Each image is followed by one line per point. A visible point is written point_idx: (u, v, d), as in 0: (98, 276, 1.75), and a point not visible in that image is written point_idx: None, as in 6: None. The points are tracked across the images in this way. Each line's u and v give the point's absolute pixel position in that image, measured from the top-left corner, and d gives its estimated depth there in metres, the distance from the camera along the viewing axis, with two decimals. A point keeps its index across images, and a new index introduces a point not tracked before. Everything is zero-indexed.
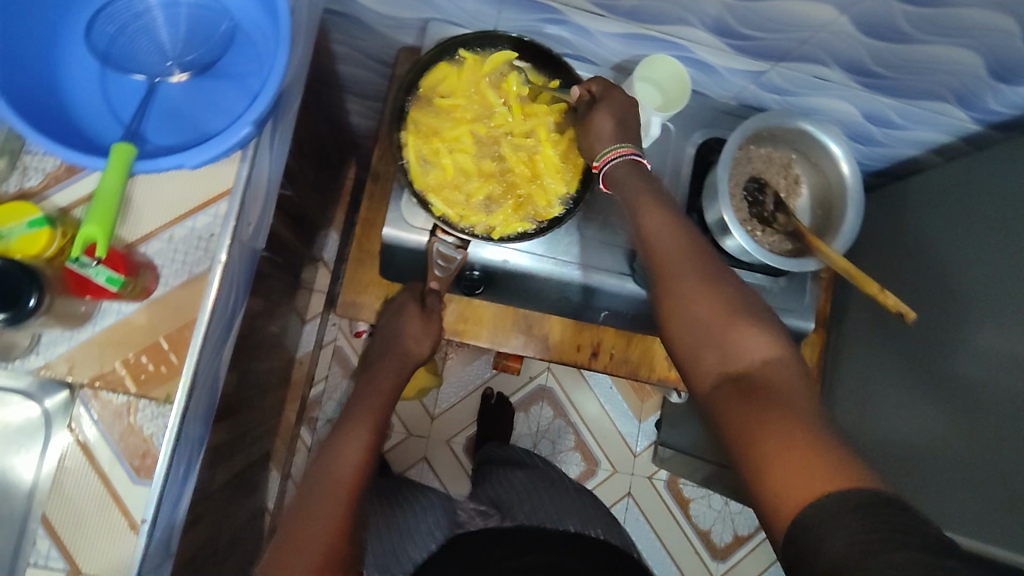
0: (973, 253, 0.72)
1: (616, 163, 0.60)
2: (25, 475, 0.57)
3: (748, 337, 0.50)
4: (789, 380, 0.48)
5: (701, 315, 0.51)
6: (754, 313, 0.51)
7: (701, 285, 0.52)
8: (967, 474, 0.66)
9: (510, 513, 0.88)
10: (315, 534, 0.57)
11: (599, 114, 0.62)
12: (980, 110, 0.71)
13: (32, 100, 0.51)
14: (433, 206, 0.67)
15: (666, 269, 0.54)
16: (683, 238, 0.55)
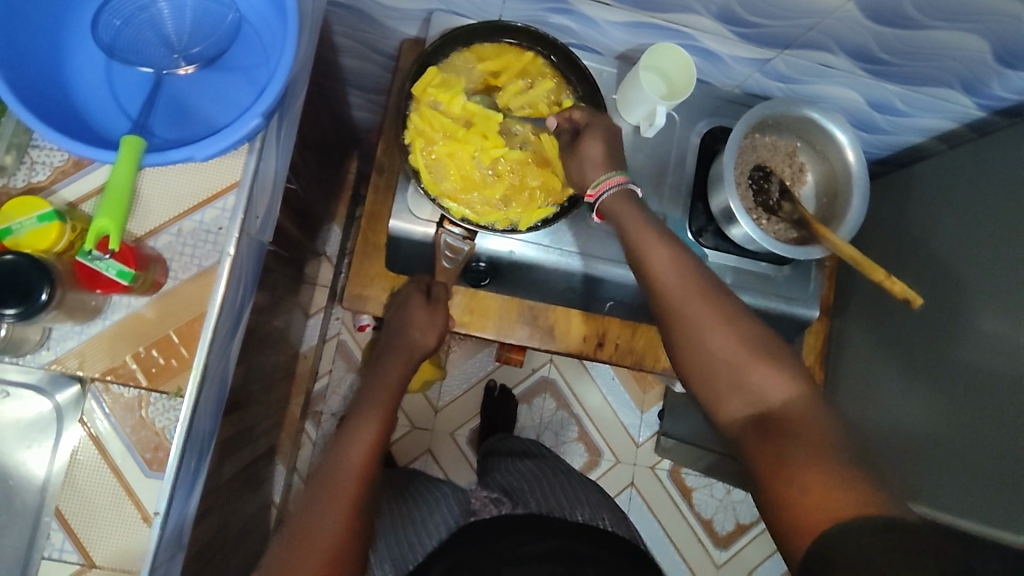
0: (977, 239, 0.72)
1: (609, 192, 0.62)
2: (38, 471, 0.56)
3: (765, 373, 0.54)
4: (808, 415, 0.51)
5: (724, 353, 0.55)
6: (772, 352, 0.55)
7: (712, 321, 0.56)
8: (974, 459, 0.66)
9: (521, 501, 0.87)
10: (321, 531, 0.58)
11: (590, 139, 0.63)
12: (984, 96, 0.71)
13: (40, 94, 0.52)
14: (449, 210, 0.67)
15: (682, 306, 0.57)
16: (688, 274, 0.58)
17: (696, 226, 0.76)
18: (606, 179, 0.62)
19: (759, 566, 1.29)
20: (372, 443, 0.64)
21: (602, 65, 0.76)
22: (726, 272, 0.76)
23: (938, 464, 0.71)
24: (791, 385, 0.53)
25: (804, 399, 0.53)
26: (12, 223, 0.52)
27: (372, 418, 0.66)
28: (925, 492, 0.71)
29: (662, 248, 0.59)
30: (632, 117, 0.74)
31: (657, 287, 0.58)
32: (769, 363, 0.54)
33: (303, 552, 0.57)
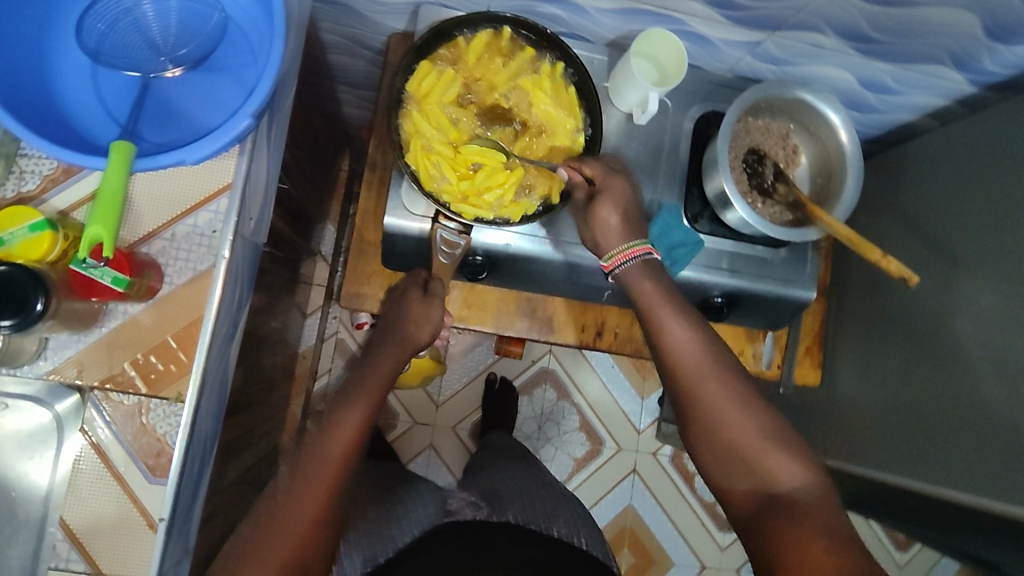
0: (971, 215, 0.72)
1: (631, 262, 0.66)
2: (40, 481, 0.56)
3: (775, 458, 0.58)
4: (816, 507, 0.55)
5: (738, 438, 0.60)
6: (787, 443, 0.59)
7: (726, 401, 0.61)
8: (971, 434, 0.67)
9: (500, 508, 0.88)
10: (296, 517, 0.59)
11: (607, 207, 0.67)
12: (976, 71, 0.71)
13: (25, 102, 0.51)
14: (461, 212, 0.66)
15: (700, 387, 0.62)
16: (707, 354, 0.63)
17: (691, 212, 0.75)
18: (630, 250, 0.66)
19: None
20: (357, 430, 0.63)
21: (592, 53, 0.76)
22: (722, 257, 0.76)
23: (935, 441, 0.71)
24: (801, 471, 0.58)
25: (810, 486, 0.57)
26: (5, 234, 0.51)
27: (359, 403, 0.65)
28: (923, 469, 0.72)
29: (680, 326, 0.64)
30: (625, 104, 0.74)
31: (673, 361, 0.63)
32: (779, 449, 0.59)
33: (276, 538, 0.58)
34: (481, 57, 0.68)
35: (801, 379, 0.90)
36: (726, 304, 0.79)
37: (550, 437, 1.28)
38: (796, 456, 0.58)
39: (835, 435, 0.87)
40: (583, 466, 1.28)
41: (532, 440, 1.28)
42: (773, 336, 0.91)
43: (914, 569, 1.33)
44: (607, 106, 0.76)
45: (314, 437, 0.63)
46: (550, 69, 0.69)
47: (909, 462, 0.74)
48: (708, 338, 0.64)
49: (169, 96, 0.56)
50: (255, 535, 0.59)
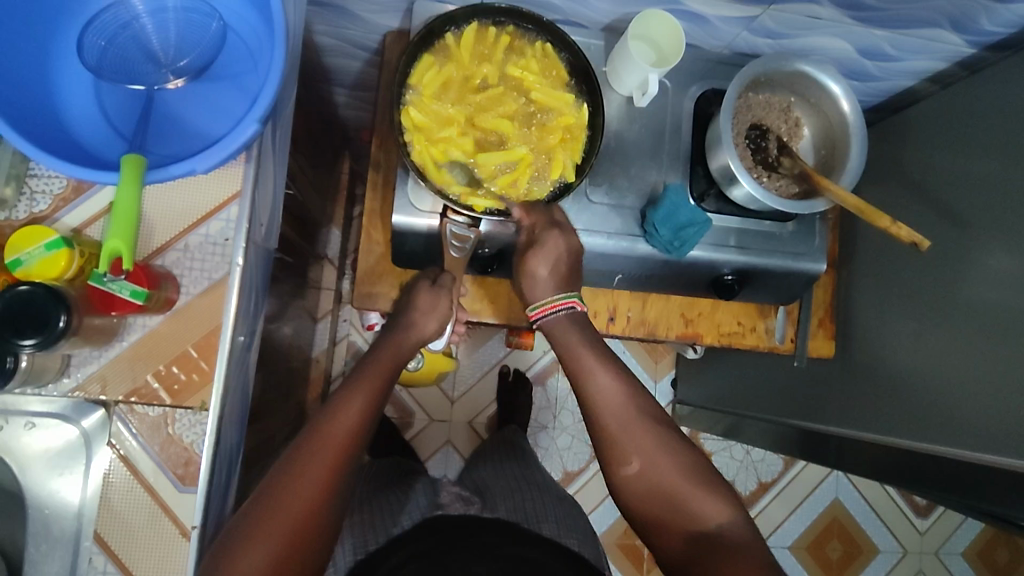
0: (977, 176, 0.72)
1: (551, 314, 0.69)
2: (72, 497, 0.57)
3: (706, 501, 0.60)
4: (744, 543, 0.58)
5: (664, 480, 0.62)
6: (711, 482, 0.62)
7: (652, 448, 0.63)
8: (988, 395, 0.67)
9: (490, 505, 0.89)
10: (296, 500, 0.55)
11: (539, 261, 0.68)
12: (975, 32, 0.71)
13: (32, 121, 0.51)
14: (471, 205, 0.65)
15: (624, 437, 0.63)
16: (631, 401, 0.65)
17: (697, 191, 0.75)
18: (555, 302, 0.68)
19: (784, 522, 1.29)
20: (360, 415, 0.60)
21: (589, 38, 0.76)
22: (729, 234, 0.76)
23: (953, 406, 0.71)
24: (727, 511, 0.60)
25: (737, 526, 0.59)
26: (21, 254, 0.51)
27: (362, 388, 0.63)
28: (945, 434, 0.72)
29: (607, 376, 0.66)
30: (625, 87, 0.74)
31: (599, 410, 0.65)
32: (706, 490, 0.61)
33: (273, 522, 0.54)
34: (475, 52, 0.68)
35: (816, 351, 0.89)
36: (736, 281, 0.79)
37: (566, 425, 1.29)
38: (722, 495, 0.61)
39: (853, 404, 0.87)
40: None
41: (548, 429, 1.28)
42: (785, 309, 0.88)
43: (938, 535, 1.33)
44: (607, 91, 0.76)
45: (317, 419, 0.60)
46: (545, 58, 0.69)
47: (931, 428, 0.74)
48: (630, 388, 0.66)
49: (173, 106, 0.56)
50: (251, 517, 0.54)
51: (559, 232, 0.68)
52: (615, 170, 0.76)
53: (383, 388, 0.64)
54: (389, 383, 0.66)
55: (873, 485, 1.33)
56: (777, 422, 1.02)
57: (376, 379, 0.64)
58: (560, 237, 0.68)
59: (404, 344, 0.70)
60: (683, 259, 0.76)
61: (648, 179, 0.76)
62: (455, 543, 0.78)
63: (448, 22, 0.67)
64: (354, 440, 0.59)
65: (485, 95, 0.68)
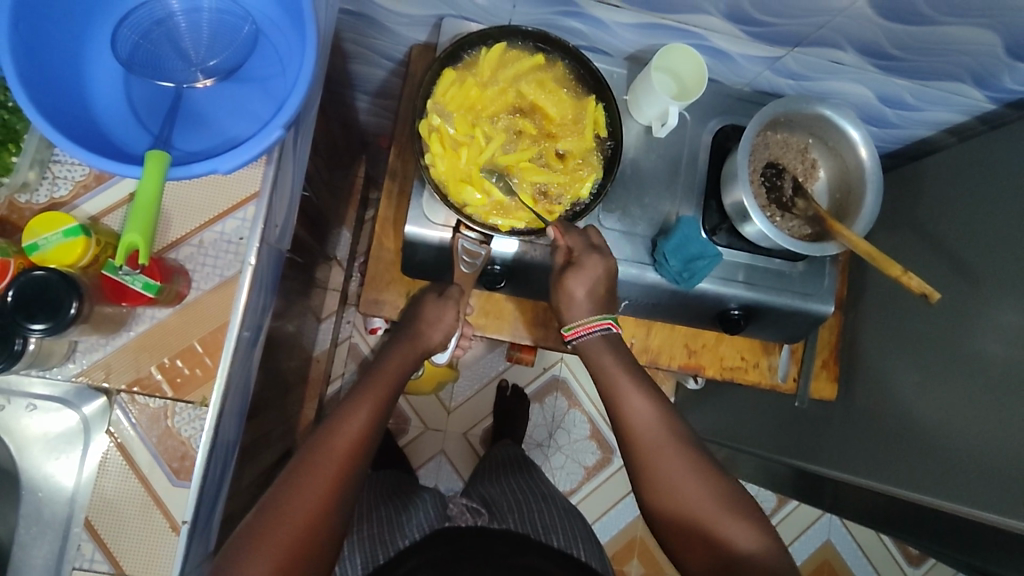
0: (987, 232, 0.73)
1: (592, 333, 0.69)
2: (66, 482, 0.57)
3: (731, 526, 0.61)
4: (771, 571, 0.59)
5: (692, 503, 0.62)
6: (741, 508, 0.62)
7: (682, 473, 0.63)
8: (985, 450, 0.68)
9: (499, 516, 0.89)
10: (296, 507, 0.56)
11: (578, 283, 0.67)
12: (995, 89, 0.71)
13: (61, 108, 0.52)
14: (497, 226, 0.67)
15: (656, 458, 0.64)
16: (664, 427, 0.66)
17: (709, 225, 0.76)
18: (590, 323, 0.68)
19: (791, 545, 1.29)
20: (362, 427, 0.62)
21: (612, 66, 0.77)
22: (738, 269, 0.77)
23: (953, 459, 0.71)
24: (758, 536, 0.61)
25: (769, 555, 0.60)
26: (39, 239, 0.52)
27: (362, 400, 0.64)
28: (941, 486, 0.72)
29: (641, 401, 0.67)
30: (644, 117, 0.75)
31: (631, 436, 0.66)
32: (734, 517, 0.62)
33: (275, 528, 0.55)
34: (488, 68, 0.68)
35: (817, 394, 0.89)
36: (742, 317, 0.79)
37: (561, 445, 1.29)
38: (751, 520, 0.62)
39: (852, 448, 0.87)
40: (594, 474, 1.28)
41: (543, 447, 1.28)
42: (789, 348, 0.88)
43: None
44: (626, 119, 0.77)
45: (321, 429, 0.62)
46: (551, 71, 0.69)
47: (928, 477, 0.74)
48: (666, 410, 0.67)
49: (199, 104, 0.57)
50: (254, 526, 0.56)
51: (597, 254, 0.68)
52: (630, 198, 0.76)
53: (387, 399, 0.66)
54: (394, 395, 0.67)
55: (865, 530, 1.32)
56: (775, 460, 1.02)
57: (379, 390, 0.65)
58: (598, 262, 0.68)
59: (410, 356, 0.70)
60: (691, 291, 0.76)
61: (662, 209, 0.77)
62: (446, 557, 0.78)
63: (464, 46, 0.68)
64: (357, 451, 0.61)
65: (493, 111, 0.69)
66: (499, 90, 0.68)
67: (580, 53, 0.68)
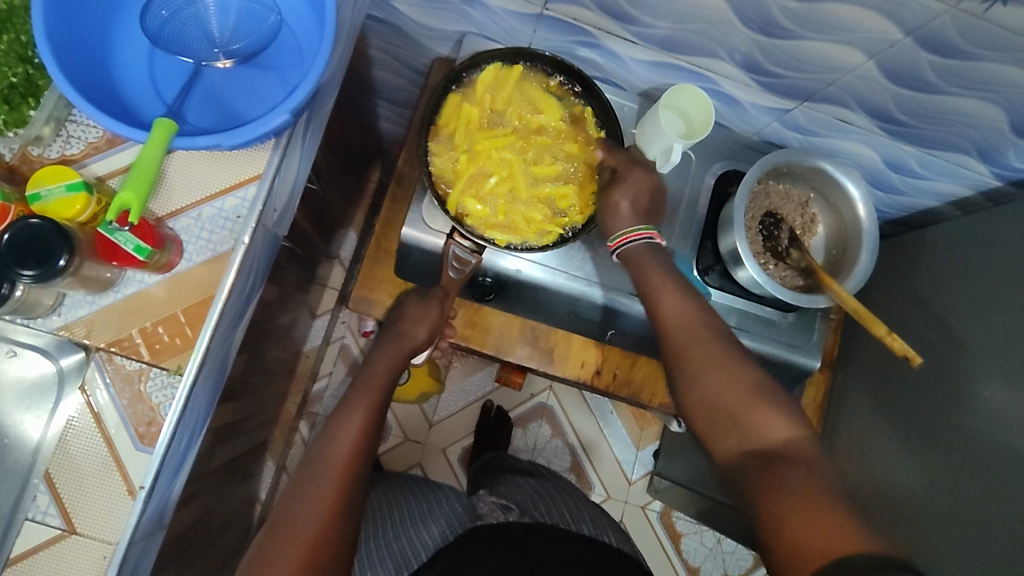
0: (981, 304, 0.72)
1: (635, 243, 0.66)
2: (32, 433, 0.57)
3: (761, 413, 0.55)
4: (804, 452, 0.52)
5: (724, 393, 0.57)
6: (773, 395, 0.56)
7: (715, 363, 0.58)
8: (965, 528, 0.66)
9: (528, 510, 0.83)
10: (306, 515, 0.56)
11: (621, 194, 0.67)
12: (1000, 165, 0.72)
13: (85, 71, 0.54)
14: (494, 240, 0.69)
15: (686, 349, 0.60)
16: (697, 322, 0.61)
17: (703, 265, 0.77)
18: (634, 232, 0.66)
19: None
20: (359, 432, 0.62)
21: (625, 100, 0.78)
22: (730, 314, 0.77)
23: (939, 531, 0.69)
24: (791, 427, 0.54)
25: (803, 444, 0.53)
26: (43, 190, 0.54)
27: (358, 405, 0.64)
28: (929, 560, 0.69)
29: (674, 299, 0.62)
30: (648, 152, 0.75)
31: (665, 328, 0.62)
32: (768, 405, 0.55)
33: (290, 539, 0.54)
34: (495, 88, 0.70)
35: None
36: None
37: None
38: (786, 409, 0.55)
39: None
40: None
41: None
42: None
43: None
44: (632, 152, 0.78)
45: (319, 441, 0.61)
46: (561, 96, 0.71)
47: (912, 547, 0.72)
48: (699, 307, 0.62)
49: (217, 85, 0.60)
50: (269, 543, 0.55)
51: (639, 168, 0.68)
52: None
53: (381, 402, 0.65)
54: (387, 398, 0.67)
55: None
56: None
57: (371, 395, 0.65)
58: (641, 177, 0.68)
59: (397, 356, 0.70)
60: None
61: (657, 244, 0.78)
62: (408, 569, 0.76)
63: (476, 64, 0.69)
64: (358, 457, 0.61)
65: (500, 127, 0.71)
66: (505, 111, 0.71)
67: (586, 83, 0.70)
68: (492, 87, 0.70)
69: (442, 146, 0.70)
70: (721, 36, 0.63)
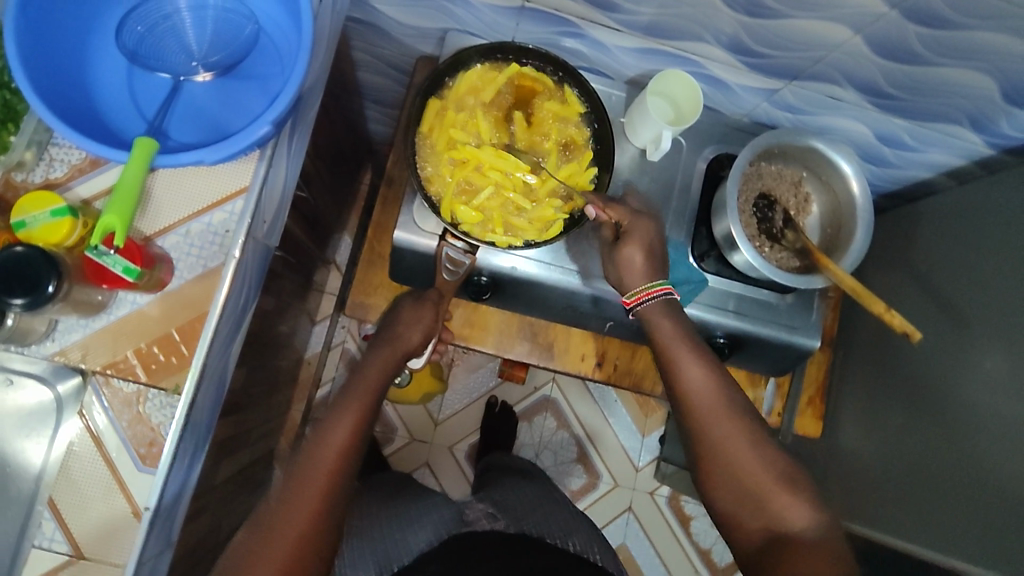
0: (980, 275, 0.71)
1: (648, 302, 0.66)
2: (34, 459, 0.57)
3: (787, 501, 0.57)
4: (824, 548, 0.54)
5: (746, 476, 0.58)
6: (795, 482, 0.58)
7: (739, 444, 0.59)
8: (967, 498, 0.65)
9: (515, 519, 0.82)
10: (289, 519, 0.56)
11: (633, 245, 0.66)
12: (993, 134, 0.71)
13: (63, 92, 0.54)
14: (496, 243, 0.67)
15: (710, 425, 0.60)
16: (720, 394, 0.61)
17: (698, 251, 0.76)
18: (649, 289, 0.66)
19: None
20: (349, 435, 0.61)
21: (612, 89, 0.78)
22: (728, 299, 0.76)
23: (942, 504, 0.69)
24: (814, 514, 0.56)
25: (826, 533, 0.55)
26: (27, 216, 0.53)
27: (352, 406, 0.63)
28: (936, 533, 0.69)
29: (697, 367, 0.62)
30: (640, 140, 0.75)
31: (686, 402, 0.62)
32: (791, 492, 0.57)
33: (270, 542, 0.55)
34: (473, 89, 0.69)
35: (801, 428, 0.89)
36: (727, 345, 0.79)
37: (548, 466, 1.27)
38: (808, 498, 0.57)
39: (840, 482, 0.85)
40: (578, 499, 1.26)
41: None
42: (775, 382, 0.90)
43: None
44: (622, 141, 0.78)
45: (309, 441, 0.61)
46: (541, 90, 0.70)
47: (917, 520, 0.72)
48: (721, 377, 0.62)
49: (197, 98, 0.59)
50: (250, 544, 0.56)
51: (645, 218, 0.68)
52: None
53: (375, 401, 0.65)
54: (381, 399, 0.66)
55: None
56: None
57: (364, 395, 0.64)
58: (645, 227, 0.67)
59: (392, 358, 0.69)
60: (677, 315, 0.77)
61: None
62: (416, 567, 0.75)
63: (454, 65, 0.68)
64: (345, 462, 0.60)
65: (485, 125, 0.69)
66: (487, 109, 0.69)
67: (566, 68, 0.68)
68: (470, 88, 0.69)
69: (428, 154, 0.68)
70: (707, 19, 0.62)
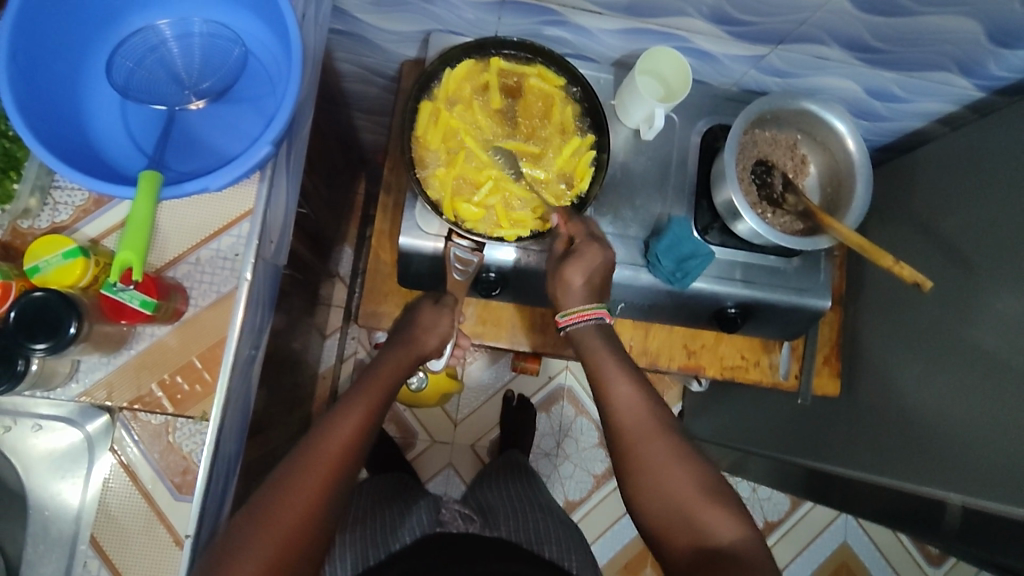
0: (982, 217, 0.72)
1: (583, 322, 0.67)
2: (72, 500, 0.58)
3: (716, 513, 0.57)
4: (757, 558, 0.55)
5: (675, 491, 0.59)
6: (724, 496, 0.59)
7: (669, 460, 0.60)
8: (989, 439, 0.66)
9: (492, 523, 0.87)
10: (286, 510, 0.55)
11: (574, 270, 0.66)
12: (983, 76, 0.71)
13: (61, 134, 0.54)
14: (503, 237, 0.67)
15: (636, 445, 0.61)
16: (648, 412, 0.63)
17: (701, 225, 0.76)
18: (584, 311, 0.67)
19: (788, 566, 1.28)
20: (355, 430, 0.60)
21: (599, 72, 0.78)
22: (734, 267, 0.77)
23: (960, 448, 0.69)
24: (740, 526, 0.57)
25: (754, 548, 0.55)
26: (40, 261, 0.54)
27: (363, 403, 0.62)
28: (951, 475, 0.69)
29: (626, 384, 0.64)
30: (631, 120, 0.76)
31: (619, 419, 0.63)
32: (719, 506, 0.58)
33: (263, 533, 0.54)
34: (463, 84, 0.69)
35: (822, 389, 0.90)
36: (739, 314, 0.79)
37: (570, 454, 1.28)
38: (735, 512, 0.58)
39: (857, 438, 0.85)
40: (603, 483, 1.27)
41: (550, 456, 1.28)
42: (789, 346, 0.89)
43: None
44: (615, 123, 0.78)
45: (316, 430, 0.60)
46: (530, 76, 0.69)
47: (922, 466, 0.74)
48: (650, 395, 0.64)
49: (194, 125, 0.59)
50: (242, 531, 0.54)
51: (597, 245, 0.67)
52: (621, 201, 0.77)
53: (383, 398, 0.64)
54: (390, 398, 0.66)
55: (881, 529, 1.30)
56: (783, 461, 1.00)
57: (374, 393, 0.64)
58: (597, 252, 0.67)
59: (405, 359, 0.69)
60: (686, 290, 0.77)
61: (652, 211, 0.77)
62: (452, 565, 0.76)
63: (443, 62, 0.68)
64: (347, 458, 0.59)
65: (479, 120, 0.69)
66: (479, 103, 0.69)
67: (552, 56, 0.69)
68: (461, 83, 0.69)
69: (425, 154, 0.68)
70: None
